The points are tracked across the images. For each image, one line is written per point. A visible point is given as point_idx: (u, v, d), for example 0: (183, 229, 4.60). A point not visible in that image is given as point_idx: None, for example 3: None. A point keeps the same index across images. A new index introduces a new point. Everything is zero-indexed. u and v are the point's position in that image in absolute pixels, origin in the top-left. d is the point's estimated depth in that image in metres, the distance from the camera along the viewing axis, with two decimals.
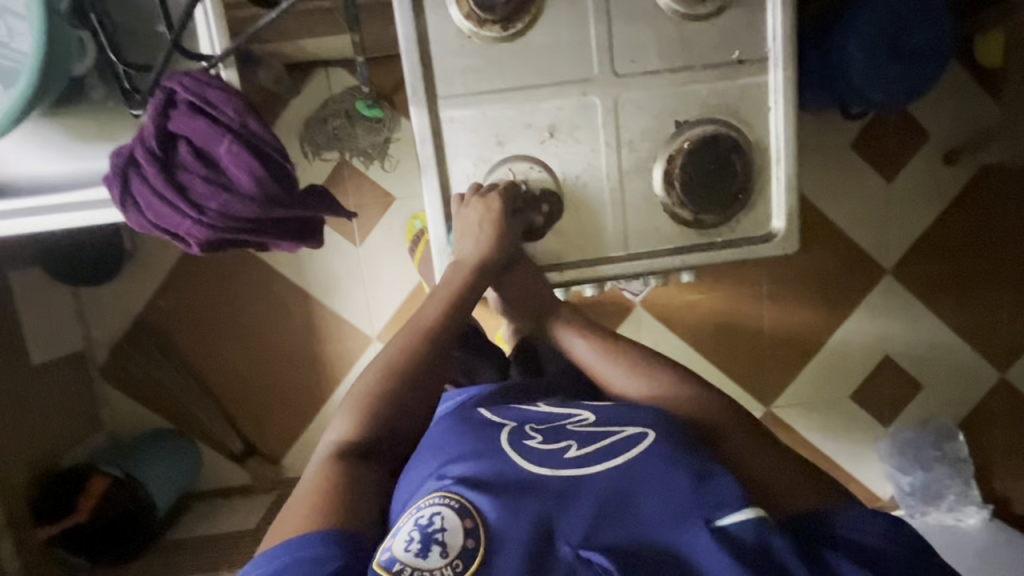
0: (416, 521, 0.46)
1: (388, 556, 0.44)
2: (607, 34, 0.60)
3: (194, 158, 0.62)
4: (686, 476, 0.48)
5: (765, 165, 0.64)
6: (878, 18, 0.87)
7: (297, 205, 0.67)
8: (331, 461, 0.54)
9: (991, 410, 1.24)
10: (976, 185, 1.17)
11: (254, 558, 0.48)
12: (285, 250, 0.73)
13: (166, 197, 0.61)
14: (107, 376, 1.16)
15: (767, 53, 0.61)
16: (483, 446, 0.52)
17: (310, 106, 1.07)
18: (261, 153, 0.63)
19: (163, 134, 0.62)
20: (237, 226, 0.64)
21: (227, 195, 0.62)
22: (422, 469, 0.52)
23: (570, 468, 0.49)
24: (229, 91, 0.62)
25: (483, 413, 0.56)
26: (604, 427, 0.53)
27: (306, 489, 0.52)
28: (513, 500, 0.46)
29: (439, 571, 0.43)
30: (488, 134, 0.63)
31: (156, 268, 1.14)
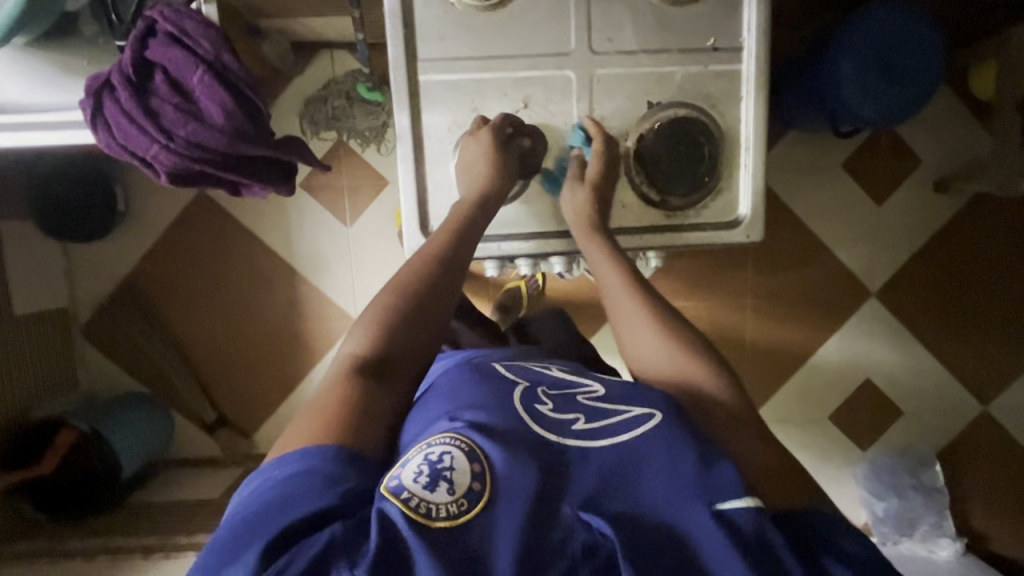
0: (426, 456, 0.46)
1: (395, 483, 0.44)
2: (587, 15, 0.62)
3: (168, 87, 0.63)
4: (691, 461, 0.48)
5: (735, 152, 0.65)
6: (867, 38, 0.88)
7: (267, 145, 0.68)
8: (343, 376, 0.53)
9: (972, 443, 1.23)
10: (966, 215, 1.17)
11: (263, 464, 0.48)
12: (256, 193, 0.74)
13: (136, 120, 0.62)
14: (86, 333, 1.18)
15: (742, 45, 0.63)
16: (496, 398, 0.52)
17: (311, 83, 1.09)
18: (234, 87, 0.64)
19: (140, 63, 0.63)
20: (203, 157, 0.65)
21: (196, 124, 0.63)
22: (431, 412, 0.53)
23: (577, 438, 0.50)
24: (209, 26, 0.63)
25: (500, 368, 0.57)
26: (615, 403, 0.54)
27: (315, 407, 0.51)
28: (521, 453, 0.47)
29: (441, 507, 0.43)
30: (464, 100, 0.64)
31: (145, 229, 1.15)
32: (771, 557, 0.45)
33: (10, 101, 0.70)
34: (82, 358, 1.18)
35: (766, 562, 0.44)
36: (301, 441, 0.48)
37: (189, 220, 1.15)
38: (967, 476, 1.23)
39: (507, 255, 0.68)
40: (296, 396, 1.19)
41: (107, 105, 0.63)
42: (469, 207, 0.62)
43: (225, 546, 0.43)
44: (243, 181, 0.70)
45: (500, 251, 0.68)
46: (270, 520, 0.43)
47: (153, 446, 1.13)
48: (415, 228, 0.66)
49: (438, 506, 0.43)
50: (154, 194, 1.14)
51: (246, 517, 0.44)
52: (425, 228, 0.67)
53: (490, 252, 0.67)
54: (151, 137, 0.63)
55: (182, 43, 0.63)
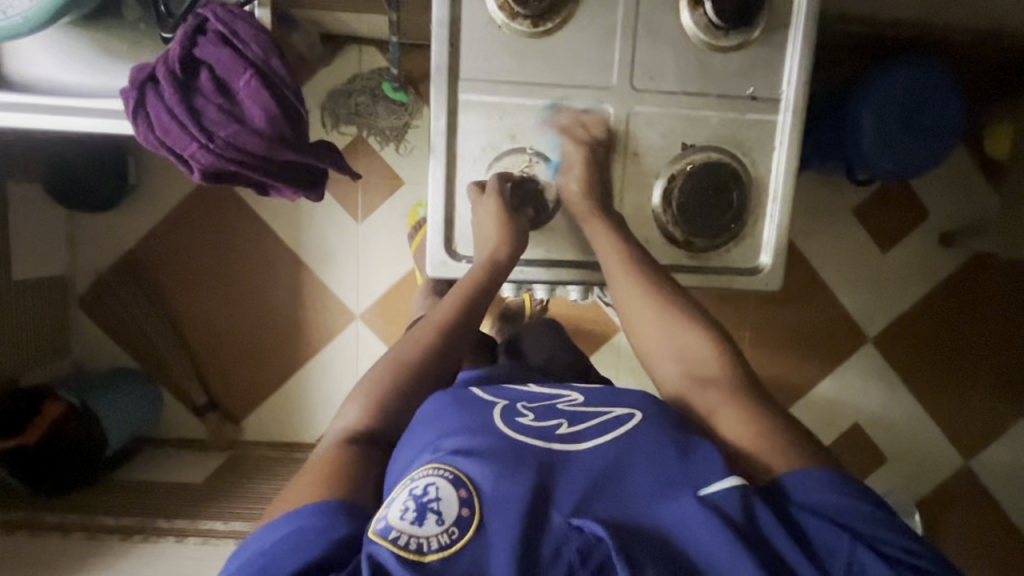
0: (410, 492, 0.46)
1: (382, 525, 0.44)
2: (631, 51, 0.63)
3: (213, 87, 0.62)
4: (670, 455, 0.49)
5: (762, 202, 0.65)
6: (890, 92, 0.90)
7: (304, 152, 0.67)
8: (338, 444, 0.54)
9: (951, 496, 1.24)
10: (966, 272, 1.19)
11: (256, 530, 0.49)
12: (284, 196, 0.74)
13: (179, 119, 0.61)
14: (84, 306, 1.17)
15: (780, 96, 0.64)
16: (476, 421, 0.52)
17: (338, 77, 1.09)
18: (278, 92, 0.63)
19: (186, 60, 0.63)
20: (241, 160, 0.64)
21: (237, 126, 0.62)
22: (419, 439, 0.52)
23: (560, 443, 0.50)
24: (260, 31, 0.63)
25: (477, 392, 0.57)
26: (593, 407, 0.55)
27: (310, 470, 0.52)
28: (508, 469, 0.47)
29: (432, 538, 0.43)
30: (502, 125, 0.64)
31: (154, 205, 1.14)
32: (764, 537, 0.45)
33: (46, 79, 0.70)
34: (78, 330, 1.17)
35: (759, 539, 0.45)
36: (295, 503, 0.48)
37: (200, 201, 1.14)
38: (946, 529, 1.24)
39: (524, 281, 0.69)
40: (289, 387, 1.19)
41: (150, 101, 0.62)
42: (483, 269, 0.63)
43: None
44: (273, 183, 0.69)
45: (519, 276, 0.68)
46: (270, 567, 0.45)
47: (140, 424, 1.12)
48: (440, 244, 0.67)
49: (428, 538, 0.43)
50: (168, 171, 1.13)
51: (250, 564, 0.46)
52: (450, 247, 0.67)
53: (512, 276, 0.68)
54: (191, 136, 0.62)
55: (231, 45, 0.63)
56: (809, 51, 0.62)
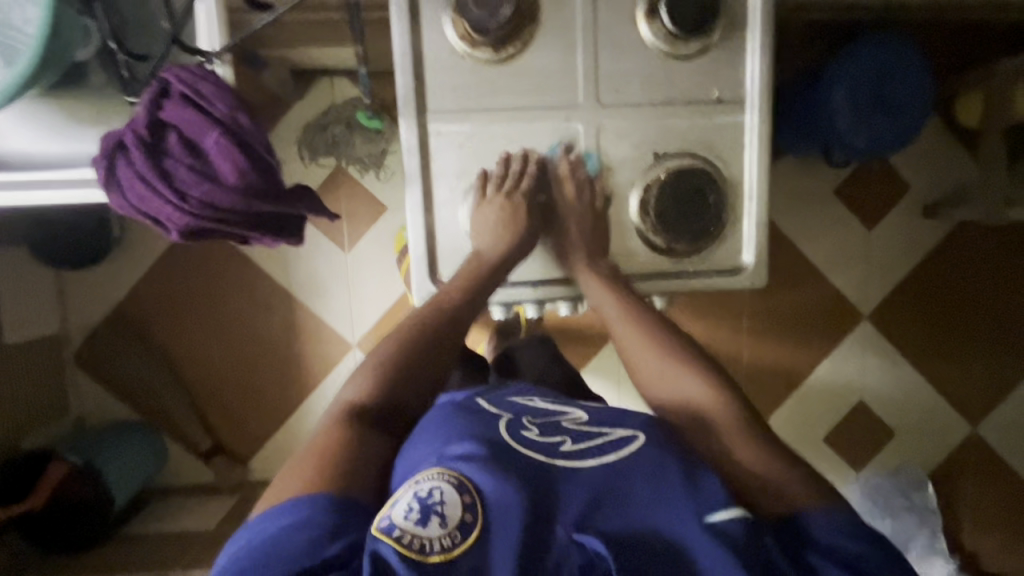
0: (415, 493, 0.46)
1: (387, 523, 0.44)
2: (594, 67, 0.63)
3: (182, 148, 0.62)
4: (680, 482, 0.48)
5: (738, 201, 0.66)
6: (862, 71, 0.91)
7: (279, 200, 0.66)
8: (338, 418, 0.53)
9: (962, 464, 1.24)
10: (953, 240, 1.20)
11: (248, 516, 0.47)
12: (264, 245, 0.73)
13: (151, 181, 0.61)
14: (81, 364, 1.16)
15: (745, 96, 0.64)
16: (481, 431, 0.52)
17: (313, 112, 1.10)
18: (247, 146, 0.63)
19: (154, 122, 0.63)
20: (215, 216, 0.64)
21: (209, 184, 0.62)
22: (422, 450, 0.51)
23: (565, 458, 0.51)
24: (222, 89, 0.64)
25: (480, 403, 0.57)
26: (596, 427, 0.55)
27: (309, 449, 0.51)
28: (512, 476, 0.47)
29: (435, 540, 0.43)
30: (474, 153, 0.65)
31: (141, 256, 1.14)
32: (769, 568, 0.45)
33: (19, 152, 0.71)
34: (76, 389, 1.16)
35: (764, 571, 0.45)
36: (291, 489, 0.47)
37: (187, 247, 1.14)
38: (961, 496, 1.24)
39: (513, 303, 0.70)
40: (292, 423, 1.18)
41: (121, 169, 0.63)
42: (480, 261, 0.65)
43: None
44: (251, 235, 0.69)
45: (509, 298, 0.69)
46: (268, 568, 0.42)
47: (147, 472, 1.11)
48: (424, 273, 0.67)
49: (431, 540, 0.43)
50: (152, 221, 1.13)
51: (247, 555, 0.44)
52: (434, 276, 0.68)
53: (499, 300, 0.69)
54: (167, 199, 0.62)
55: (196, 105, 0.63)
56: (769, 50, 0.63)
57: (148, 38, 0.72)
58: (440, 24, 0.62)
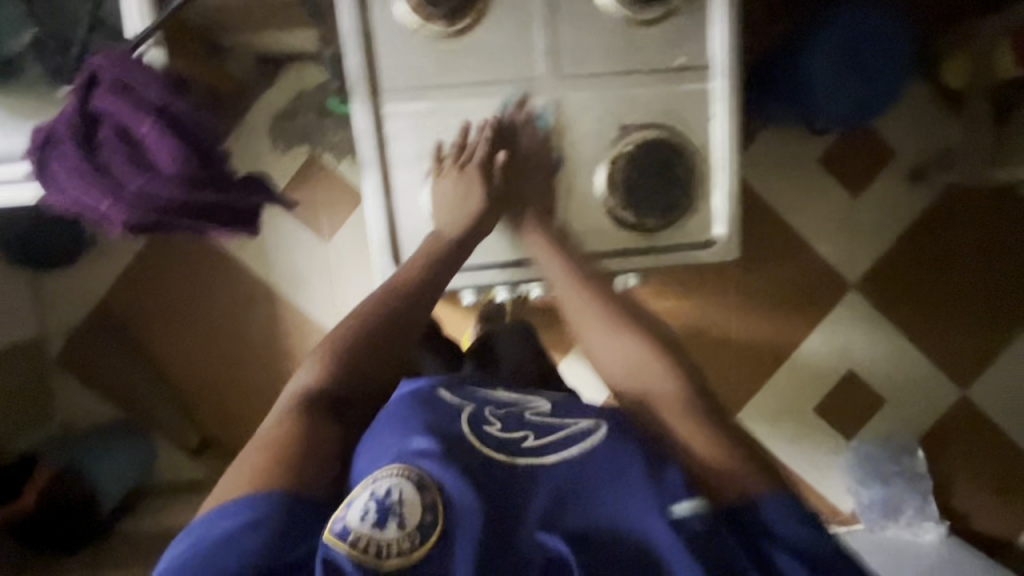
0: (372, 493, 0.46)
1: (340, 527, 0.44)
2: (551, 36, 0.61)
3: (116, 139, 0.61)
4: (643, 477, 0.49)
5: (707, 172, 0.64)
6: (842, 37, 0.89)
7: (224, 189, 0.66)
8: (292, 405, 0.52)
9: (953, 428, 1.24)
10: (940, 205, 1.19)
11: (196, 517, 0.46)
12: (219, 236, 0.73)
13: (85, 176, 0.60)
14: (62, 367, 1.14)
15: (711, 62, 0.62)
16: (444, 426, 0.52)
17: (281, 99, 1.07)
18: (185, 134, 0.62)
19: (85, 114, 0.61)
20: (159, 208, 0.63)
21: (149, 176, 0.61)
22: (383, 447, 0.51)
23: (526, 457, 0.50)
24: (153, 74, 0.61)
25: (444, 395, 0.56)
26: (557, 419, 0.55)
27: (259, 446, 0.49)
28: (474, 475, 0.48)
29: (393, 543, 0.44)
30: (432, 132, 0.63)
31: (115, 255, 1.12)
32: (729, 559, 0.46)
33: None
34: (58, 393, 1.15)
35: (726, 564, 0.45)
36: (242, 486, 0.46)
37: (162, 244, 1.12)
38: (952, 459, 1.25)
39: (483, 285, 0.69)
40: None
41: (54, 165, 0.62)
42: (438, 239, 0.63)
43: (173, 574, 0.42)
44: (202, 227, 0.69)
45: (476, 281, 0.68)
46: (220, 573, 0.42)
47: (137, 473, 1.13)
48: (387, 260, 0.65)
49: (388, 543, 0.43)
50: None
51: (196, 553, 0.43)
52: (398, 261, 0.66)
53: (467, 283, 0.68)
54: (102, 195, 0.61)
55: (127, 93, 0.61)
56: (733, 14, 0.61)
57: (66, 23, 0.68)
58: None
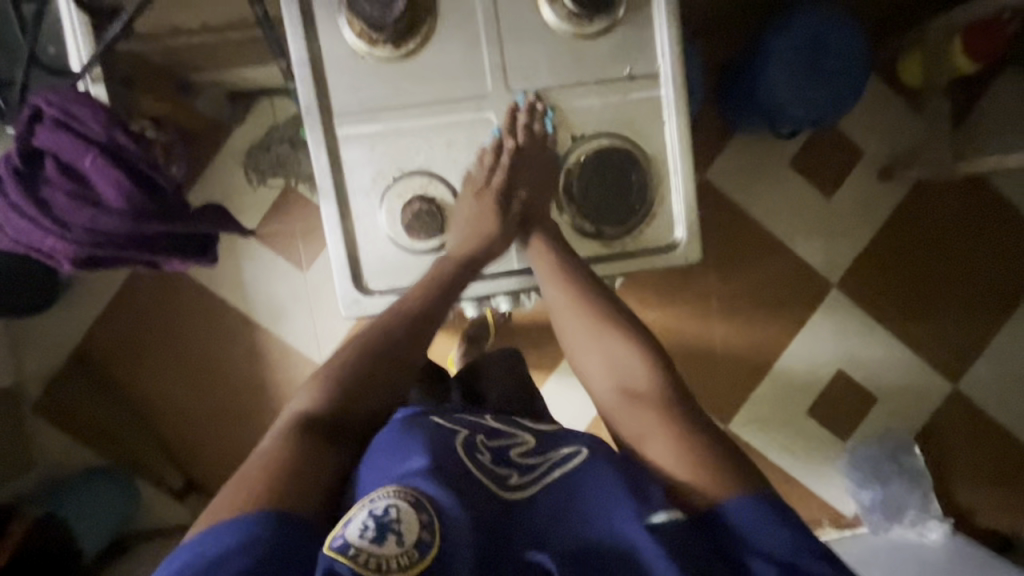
0: (370, 511, 0.44)
1: (339, 542, 0.42)
2: (499, 55, 0.63)
3: (59, 174, 0.61)
4: (623, 490, 0.49)
5: (664, 176, 0.65)
6: (794, 44, 0.92)
7: (176, 219, 0.66)
8: (287, 431, 0.51)
9: (947, 422, 1.23)
10: (911, 199, 1.20)
11: (183, 541, 0.44)
12: (179, 266, 0.74)
13: (27, 212, 0.61)
14: (39, 413, 1.12)
15: (658, 71, 0.64)
16: (443, 449, 0.50)
17: (252, 133, 1.08)
18: (130, 167, 0.62)
19: (28, 150, 0.62)
20: (106, 241, 0.63)
21: (93, 210, 0.62)
22: (379, 472, 0.49)
23: (513, 492, 0.49)
24: (95, 107, 0.61)
25: (434, 419, 0.55)
26: (544, 448, 0.54)
27: (250, 470, 0.47)
28: (475, 501, 0.47)
29: (391, 559, 0.42)
30: (385, 153, 0.64)
31: (91, 296, 1.12)
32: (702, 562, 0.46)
33: None
34: (39, 443, 1.13)
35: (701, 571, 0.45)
36: (235, 505, 0.45)
37: (138, 283, 1.12)
38: (950, 453, 1.23)
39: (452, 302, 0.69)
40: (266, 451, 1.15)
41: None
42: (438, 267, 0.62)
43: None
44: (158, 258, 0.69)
45: None
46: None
47: (119, 522, 1.09)
48: (350, 282, 0.65)
49: (387, 559, 0.41)
50: None
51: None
52: (360, 284, 0.65)
53: None
54: (45, 230, 0.62)
55: (69, 129, 0.61)
56: (675, 23, 0.63)
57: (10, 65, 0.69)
58: (339, 29, 0.61)
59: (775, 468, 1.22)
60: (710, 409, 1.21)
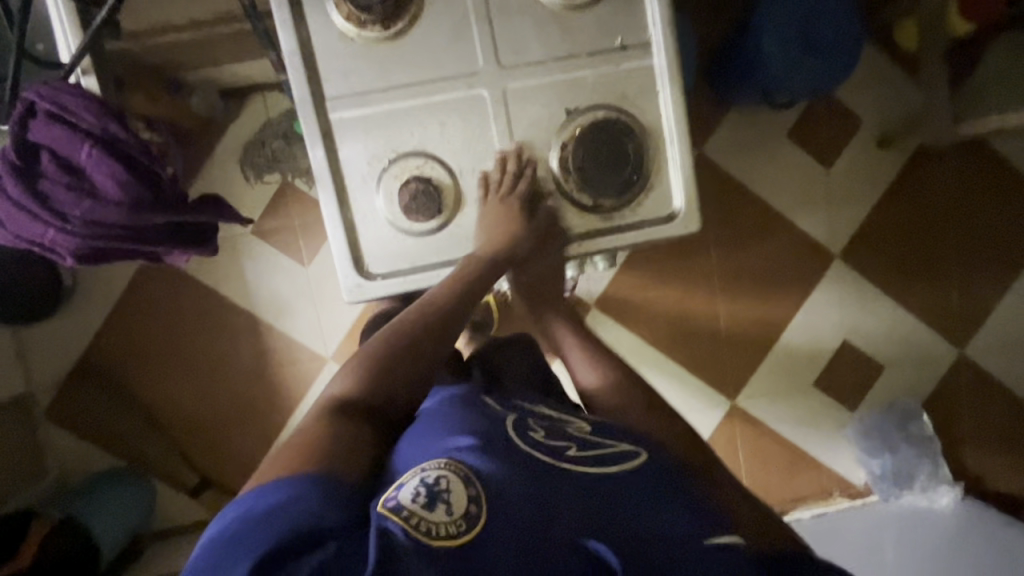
0: (422, 479, 0.45)
1: (392, 503, 0.42)
2: (490, 31, 0.62)
3: (56, 167, 0.61)
4: (684, 503, 0.50)
5: (660, 147, 0.65)
6: (788, 13, 0.90)
7: (173, 209, 0.67)
8: (325, 408, 0.53)
9: (955, 388, 1.23)
10: (912, 165, 1.19)
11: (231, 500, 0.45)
12: (175, 255, 0.75)
13: (27, 207, 0.61)
14: (50, 417, 1.13)
15: (650, 40, 0.63)
16: (492, 429, 0.51)
17: (246, 129, 1.08)
18: (126, 158, 0.62)
19: (23, 144, 0.61)
20: (106, 233, 0.64)
21: (91, 201, 0.62)
22: (425, 447, 0.50)
23: (571, 463, 0.50)
24: (87, 97, 0.60)
25: (489, 401, 0.57)
26: (598, 439, 0.56)
27: (295, 439, 0.49)
28: (524, 473, 0.47)
29: (441, 526, 0.41)
30: (379, 135, 0.63)
31: (95, 299, 1.12)
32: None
33: None
34: (52, 447, 1.14)
35: None
36: (282, 469, 0.46)
37: (141, 284, 1.12)
38: (958, 419, 1.23)
39: None
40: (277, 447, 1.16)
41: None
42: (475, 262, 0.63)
43: (207, 562, 0.41)
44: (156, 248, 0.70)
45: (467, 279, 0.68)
46: (252, 544, 0.40)
47: (137, 522, 1.10)
48: (350, 267, 0.65)
49: (436, 525, 0.41)
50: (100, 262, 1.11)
51: (226, 533, 0.42)
52: (361, 268, 0.65)
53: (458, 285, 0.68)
54: (47, 223, 0.62)
55: (63, 121, 0.60)
56: None
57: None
58: (327, 11, 0.61)
59: (783, 441, 1.22)
60: (716, 385, 1.22)
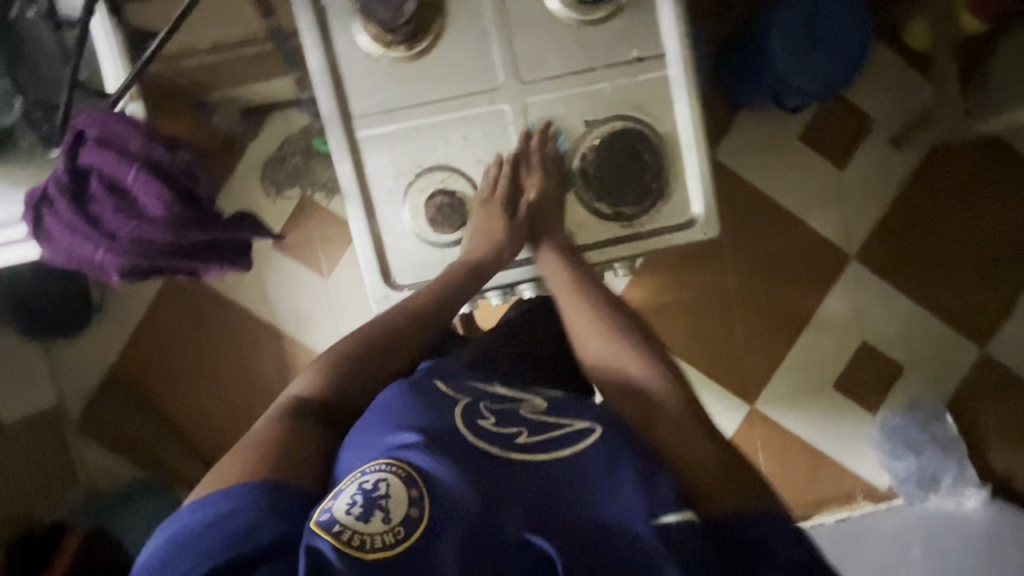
0: (359, 486, 0.44)
1: (326, 517, 0.42)
2: (509, 47, 0.64)
3: (102, 188, 0.64)
4: (634, 480, 0.46)
5: (678, 155, 0.66)
6: (793, 14, 0.91)
7: (213, 226, 0.69)
8: (284, 411, 0.54)
9: (979, 387, 1.21)
10: (927, 165, 1.19)
11: (180, 508, 0.46)
12: (214, 273, 0.77)
13: (77, 227, 0.64)
14: (81, 430, 1.16)
15: (665, 51, 0.65)
16: (435, 419, 0.50)
17: (267, 146, 1.11)
18: (171, 178, 0.64)
19: (73, 170, 0.65)
20: (151, 250, 0.66)
21: (138, 220, 0.64)
22: (370, 444, 0.49)
23: (520, 452, 0.47)
24: (136, 126, 0.65)
25: (439, 385, 0.55)
26: (554, 416, 0.52)
27: (252, 441, 0.50)
28: (467, 471, 0.45)
29: (376, 537, 0.41)
30: (404, 151, 0.65)
31: (123, 315, 1.15)
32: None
33: None
34: (83, 458, 1.17)
35: None
36: (232, 477, 0.46)
37: (167, 299, 1.15)
38: (983, 419, 1.21)
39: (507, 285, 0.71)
40: None
41: (48, 219, 0.65)
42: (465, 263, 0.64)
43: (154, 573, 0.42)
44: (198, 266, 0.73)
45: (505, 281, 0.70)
46: (203, 558, 0.42)
47: None
48: (378, 279, 0.67)
49: (372, 537, 0.41)
50: None
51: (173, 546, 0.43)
52: (388, 278, 0.67)
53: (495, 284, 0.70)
54: (94, 242, 0.65)
55: (111, 146, 0.64)
56: (679, 3, 0.63)
57: (49, 88, 0.74)
58: (352, 34, 0.63)
59: (805, 443, 1.21)
60: (735, 389, 1.21)
